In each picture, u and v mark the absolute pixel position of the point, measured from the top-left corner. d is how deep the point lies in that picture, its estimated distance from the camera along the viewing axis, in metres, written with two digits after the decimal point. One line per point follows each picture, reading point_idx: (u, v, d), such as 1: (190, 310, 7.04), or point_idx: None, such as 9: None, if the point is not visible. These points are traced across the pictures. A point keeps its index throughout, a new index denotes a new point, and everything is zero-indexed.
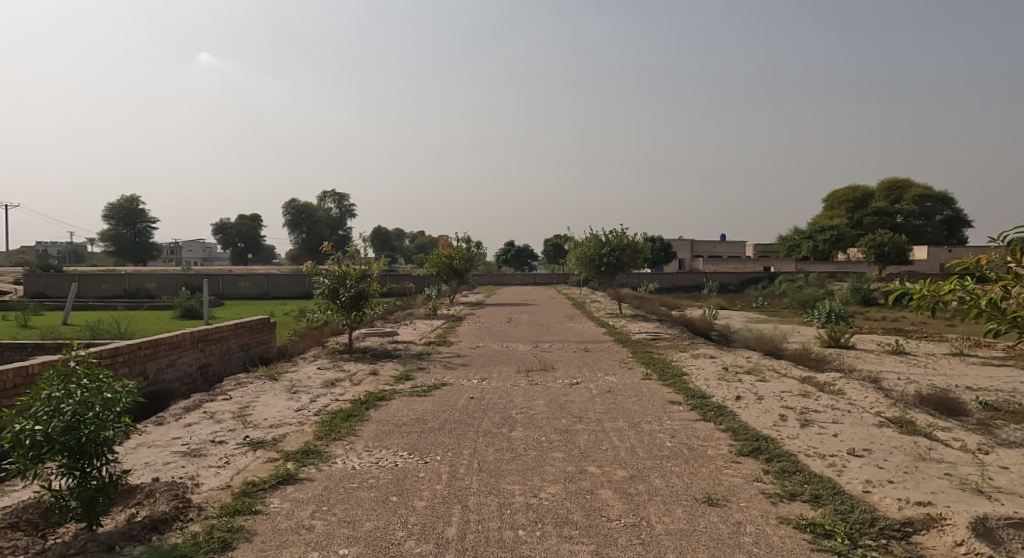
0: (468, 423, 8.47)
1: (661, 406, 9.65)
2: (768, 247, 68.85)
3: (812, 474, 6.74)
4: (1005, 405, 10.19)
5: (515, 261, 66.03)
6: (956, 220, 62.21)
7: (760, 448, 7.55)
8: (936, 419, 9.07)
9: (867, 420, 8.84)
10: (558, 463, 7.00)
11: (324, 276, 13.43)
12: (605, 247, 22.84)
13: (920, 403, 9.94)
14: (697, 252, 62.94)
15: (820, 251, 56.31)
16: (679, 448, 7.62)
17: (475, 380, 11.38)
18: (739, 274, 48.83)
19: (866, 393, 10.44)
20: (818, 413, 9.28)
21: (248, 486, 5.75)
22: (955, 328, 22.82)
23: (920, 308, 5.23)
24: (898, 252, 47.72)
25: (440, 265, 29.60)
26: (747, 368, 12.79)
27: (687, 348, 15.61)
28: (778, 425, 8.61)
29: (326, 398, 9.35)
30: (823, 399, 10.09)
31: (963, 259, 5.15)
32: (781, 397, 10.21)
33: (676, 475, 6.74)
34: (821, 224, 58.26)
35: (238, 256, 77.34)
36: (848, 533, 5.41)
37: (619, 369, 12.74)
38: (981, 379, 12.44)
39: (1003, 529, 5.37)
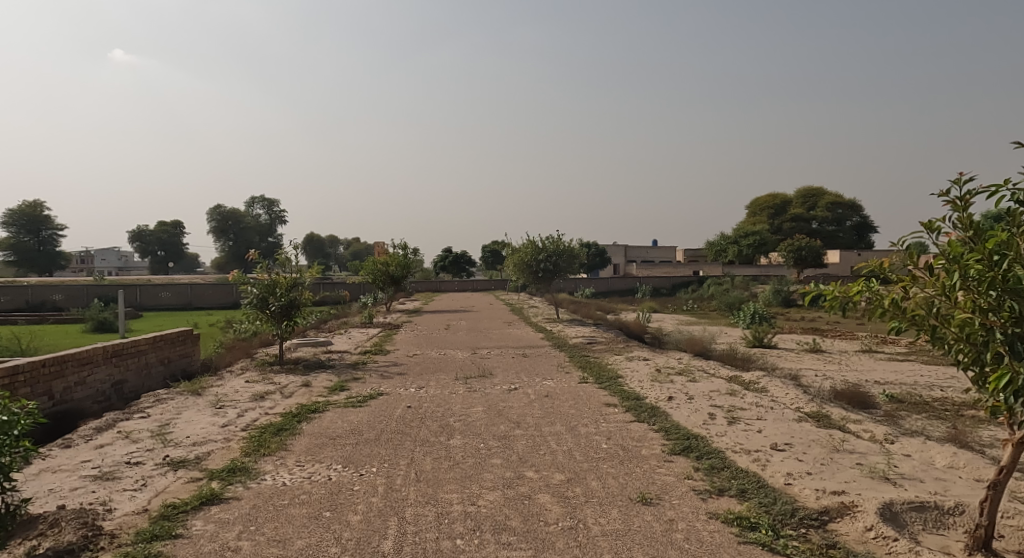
0: (406, 432, 8.38)
1: (596, 409, 9.83)
2: (698, 251, 71.31)
3: (739, 469, 7.02)
4: (908, 397, 10.92)
5: (455, 270, 65.52)
6: (865, 226, 65.92)
7: (691, 446, 7.80)
8: (849, 412, 9.62)
9: (788, 416, 9.29)
10: (497, 469, 7.02)
11: (252, 285, 13.00)
12: (542, 253, 23.05)
13: (835, 397, 10.52)
14: (631, 256, 64.40)
15: (744, 255, 58.70)
16: (615, 450, 7.79)
17: (413, 388, 11.27)
18: (671, 277, 50.25)
19: (787, 390, 10.97)
20: (744, 410, 9.68)
21: (167, 509, 5.50)
22: (866, 326, 24.23)
23: (836, 309, 5.64)
24: (815, 256, 50.09)
25: (376, 272, 29.15)
26: (678, 369, 13.19)
27: (621, 351, 15.95)
28: (708, 423, 8.92)
29: (255, 412, 9.05)
30: (747, 397, 10.53)
31: (872, 263, 5.55)
32: (710, 396, 10.59)
33: (611, 476, 6.88)
34: (745, 228, 60.73)
35: (157, 265, 73.66)
36: (771, 525, 5.67)
37: (557, 374, 12.90)
38: (889, 373, 13.28)
39: (906, 513, 5.77)
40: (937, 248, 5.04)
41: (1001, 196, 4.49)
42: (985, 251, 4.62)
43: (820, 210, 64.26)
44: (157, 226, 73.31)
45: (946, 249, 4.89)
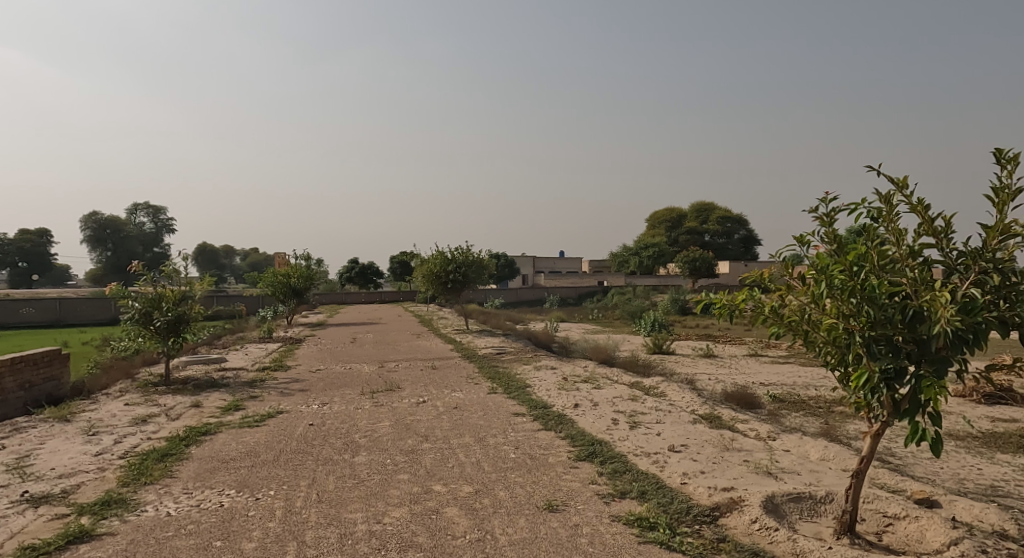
0: (307, 451, 8.06)
1: (505, 418, 9.87)
2: (602, 262, 73.55)
3: (639, 472, 7.26)
4: (789, 396, 11.75)
5: (359, 278, 63.48)
6: (751, 239, 70.46)
7: (595, 452, 7.98)
8: (738, 413, 10.20)
9: (685, 418, 9.73)
10: (403, 485, 6.88)
11: (134, 299, 12.12)
12: (451, 264, 22.96)
13: (726, 400, 11.13)
14: (538, 267, 65.34)
15: (645, 265, 61.17)
16: (522, 458, 7.85)
17: (315, 405, 10.87)
18: (577, 288, 51.56)
19: (683, 394, 11.49)
20: (645, 414, 10.03)
21: (25, 552, 4.99)
22: (753, 332, 25.82)
23: (727, 316, 6.03)
24: (708, 266, 52.93)
25: (276, 284, 27.96)
26: (584, 377, 13.50)
27: (530, 360, 16.15)
28: (611, 428, 9.18)
29: (135, 437, 8.41)
30: (647, 402, 10.93)
31: (756, 273, 5.96)
32: (614, 402, 10.90)
33: (519, 485, 6.91)
34: (646, 240, 63.31)
35: (20, 278, 67.15)
36: (668, 523, 5.89)
37: (465, 385, 12.84)
38: (773, 375, 14.22)
39: (786, 504, 6.18)
40: (808, 260, 5.48)
41: (858, 214, 4.96)
42: (847, 263, 5.08)
43: (711, 224, 67.93)
44: (21, 234, 66.66)
45: (815, 261, 5.33)
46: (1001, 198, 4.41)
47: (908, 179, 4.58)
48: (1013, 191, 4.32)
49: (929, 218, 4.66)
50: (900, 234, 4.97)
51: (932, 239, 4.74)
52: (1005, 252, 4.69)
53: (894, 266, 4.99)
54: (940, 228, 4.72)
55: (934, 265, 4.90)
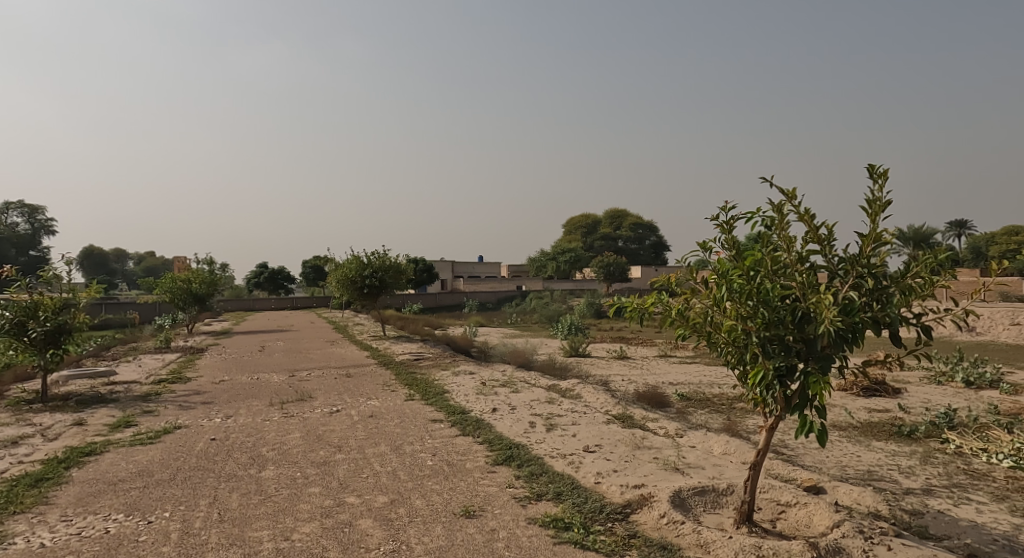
0: (208, 468, 7.59)
1: (422, 425, 9.70)
2: (520, 267, 74.23)
3: (556, 473, 7.30)
4: (696, 394, 12.22)
5: (269, 283, 60.94)
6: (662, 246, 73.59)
7: (513, 455, 7.96)
8: (649, 412, 10.49)
9: (599, 419, 9.91)
10: (313, 499, 6.60)
11: (6, 308, 11.05)
12: (367, 269, 22.42)
13: (637, 400, 11.42)
14: (457, 271, 65.04)
15: (562, 270, 62.23)
16: (439, 465, 7.71)
17: (218, 418, 10.28)
18: (496, 292, 51.80)
19: (598, 395, 11.71)
20: (561, 416, 10.13)
21: None
22: (663, 334, 26.75)
23: (638, 319, 6.19)
24: (621, 271, 54.61)
25: (175, 290, 26.33)
26: (503, 381, 13.50)
27: (448, 365, 15.98)
28: (528, 431, 9.20)
29: (6, 462, 7.63)
30: (564, 404, 11.05)
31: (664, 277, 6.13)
32: (531, 405, 10.95)
33: (435, 493, 6.78)
34: (562, 245, 64.43)
35: None
36: (582, 523, 5.94)
37: (381, 392, 12.53)
38: (682, 375, 14.78)
39: (692, 498, 6.39)
40: (711, 265, 5.69)
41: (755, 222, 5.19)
42: (745, 268, 5.31)
43: (625, 231, 70.26)
44: None
45: (716, 266, 5.55)
46: (875, 209, 4.74)
47: (797, 191, 4.84)
48: (885, 203, 4.65)
49: (815, 227, 4.94)
50: (791, 241, 5.26)
51: (817, 246, 5.03)
52: (879, 258, 5.05)
53: (785, 271, 5.26)
54: (824, 235, 5.02)
55: (819, 270, 5.20)
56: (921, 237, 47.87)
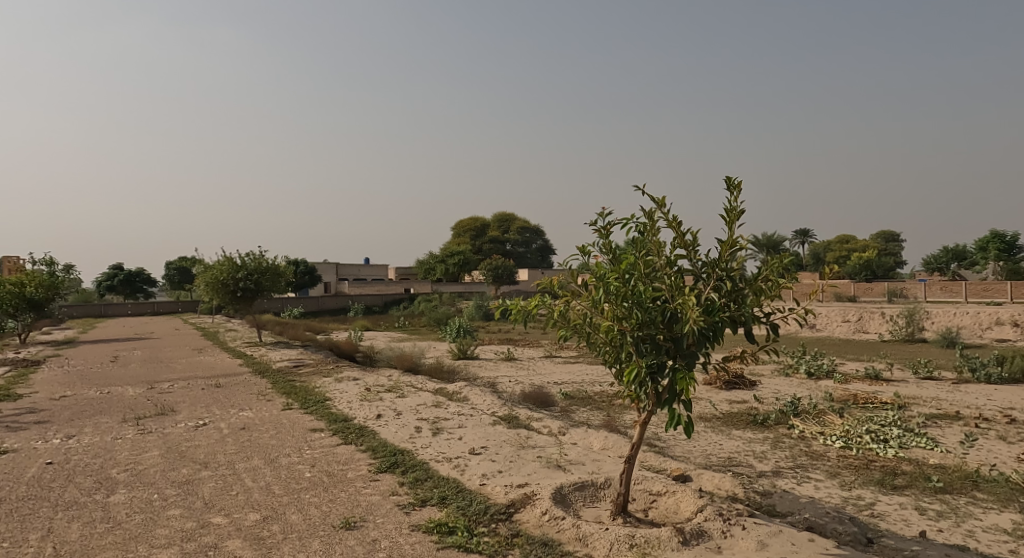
0: (43, 497, 6.90)
1: (300, 435, 9.38)
2: (408, 270, 73.38)
3: (440, 478, 7.33)
4: (578, 393, 12.70)
5: (127, 287, 56.31)
6: (546, 250, 75.75)
7: (397, 462, 7.89)
8: (533, 412, 10.77)
9: (485, 421, 10.04)
10: (174, 522, 6.20)
11: None
12: (241, 271, 21.25)
13: (523, 401, 11.68)
14: (341, 274, 63.13)
15: (450, 273, 62.01)
16: (318, 477, 7.50)
17: (59, 439, 9.34)
18: (383, 295, 50.84)
19: (484, 397, 11.86)
20: (447, 420, 10.17)
21: None
22: (547, 336, 27.55)
23: (522, 320, 6.35)
24: (508, 274, 55.18)
25: (5, 295, 23.54)
26: (388, 386, 13.31)
27: (330, 372, 15.50)
28: (414, 437, 9.16)
29: None
30: (451, 407, 11.08)
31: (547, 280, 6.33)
32: (417, 410, 10.89)
33: (313, 506, 6.60)
34: (451, 248, 64.25)
35: None
36: (466, 526, 6.01)
37: (255, 402, 11.93)
38: (565, 374, 15.30)
39: (572, 493, 6.66)
40: (589, 268, 5.97)
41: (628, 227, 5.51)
42: (621, 271, 5.62)
43: (512, 234, 71.56)
44: None
45: (594, 269, 5.83)
46: (731, 217, 5.19)
47: (666, 200, 5.20)
48: (740, 212, 5.10)
49: (681, 233, 5.33)
50: (661, 246, 5.62)
51: (684, 250, 5.43)
52: (736, 261, 5.53)
53: (655, 274, 5.63)
54: (689, 241, 5.43)
55: (685, 273, 5.60)
56: (772, 244, 52.83)
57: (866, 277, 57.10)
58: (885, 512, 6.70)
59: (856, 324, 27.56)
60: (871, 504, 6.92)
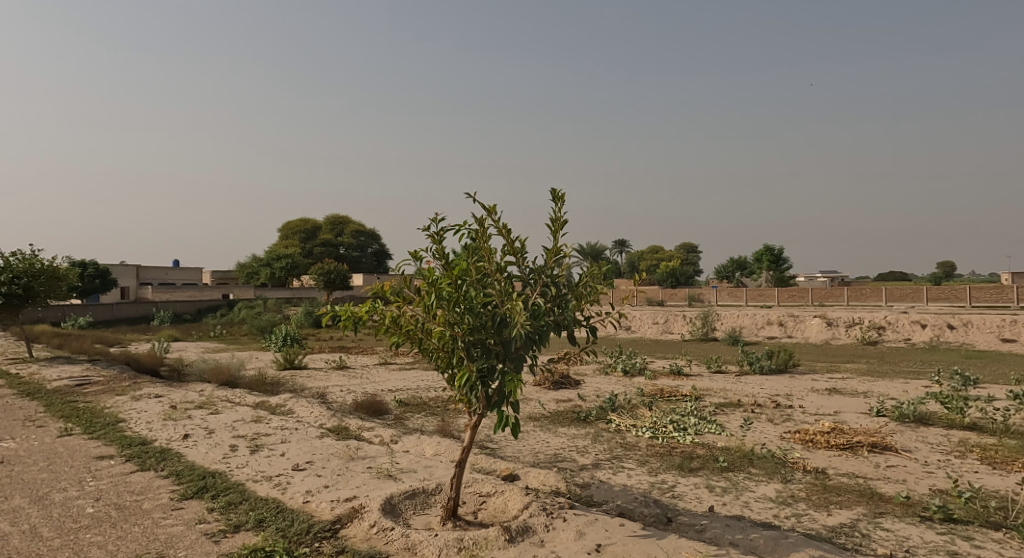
0: None
1: (84, 465, 8.23)
2: (227, 274, 67.93)
3: (257, 499, 6.84)
4: (412, 399, 12.56)
5: None
6: (382, 253, 74.23)
7: (206, 486, 7.23)
8: (364, 421, 10.47)
9: (311, 434, 9.56)
10: None
11: None
12: (6, 275, 18.18)
13: (354, 410, 11.30)
14: (144, 278, 56.63)
15: (276, 277, 58.37)
16: (106, 511, 6.64)
17: None
18: (196, 301, 46.55)
19: (311, 409, 11.30)
20: (268, 435, 9.53)
21: None
22: (380, 342, 27.00)
23: (352, 328, 6.13)
24: (341, 278, 52.76)
25: None
26: (198, 403, 12.17)
27: (127, 389, 13.82)
28: (228, 456, 8.46)
29: None
30: (273, 422, 10.41)
31: (377, 285, 6.17)
32: (233, 427, 10.08)
33: (96, 547, 5.81)
34: (277, 250, 60.46)
35: None
36: (286, 548, 5.66)
37: (24, 430, 10.25)
38: (398, 381, 15.08)
39: (403, 502, 6.55)
40: (421, 274, 5.93)
41: (461, 233, 5.55)
42: (453, 276, 5.65)
43: (347, 237, 68.98)
44: None
45: (426, 275, 5.81)
46: (556, 226, 5.44)
47: (497, 207, 5.32)
48: (564, 222, 5.36)
49: (511, 240, 5.48)
50: (491, 252, 5.74)
51: (513, 257, 5.60)
52: (560, 268, 5.79)
53: (486, 280, 5.74)
54: (519, 248, 5.60)
55: (514, 279, 5.77)
56: (593, 254, 56.52)
57: (670, 284, 63.37)
58: (682, 493, 7.42)
59: (664, 326, 30.39)
60: (672, 486, 7.63)
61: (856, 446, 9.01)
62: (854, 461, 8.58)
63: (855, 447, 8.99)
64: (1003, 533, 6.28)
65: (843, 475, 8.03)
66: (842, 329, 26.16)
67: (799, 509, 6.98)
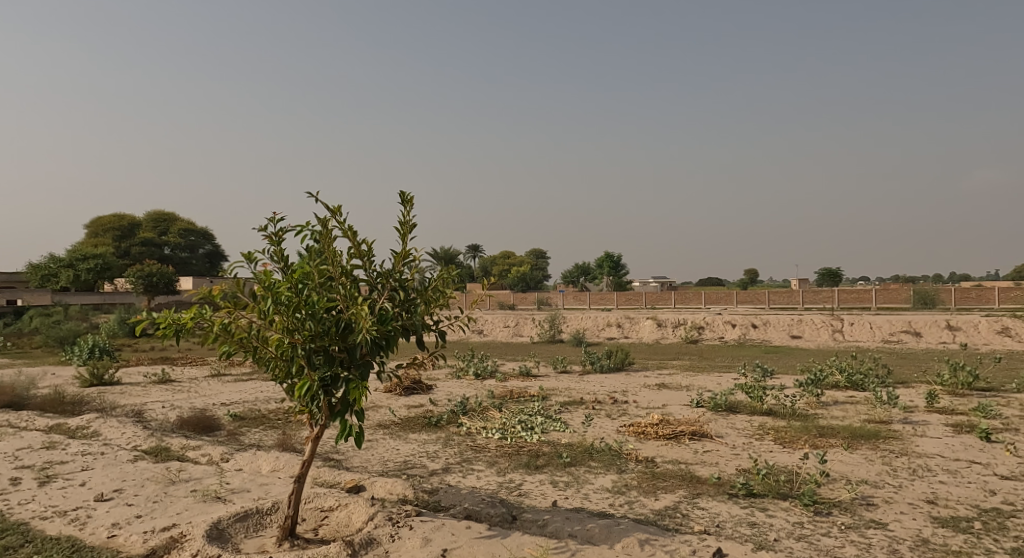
0: None
1: None
2: (19, 277, 58.93)
3: (47, 539, 5.93)
4: (248, 413, 11.67)
5: None
6: (215, 255, 68.81)
7: None
8: (189, 440, 9.52)
9: (121, 458, 8.50)
10: None
11: None
12: None
13: (178, 428, 10.25)
14: None
15: (83, 280, 51.67)
16: None
17: None
18: None
19: (123, 430, 10.07)
20: (65, 463, 8.33)
21: None
22: (210, 352, 24.83)
23: (173, 337, 5.51)
24: (166, 281, 48.03)
25: None
26: None
27: None
28: (10, 492, 7.26)
29: None
30: (72, 447, 9.12)
31: (203, 290, 5.58)
32: (19, 457, 8.69)
33: None
34: (85, 250, 53.55)
35: None
36: None
37: None
38: (233, 394, 13.95)
39: (232, 526, 6.01)
40: (257, 278, 5.48)
41: (302, 234, 5.21)
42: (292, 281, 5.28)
43: (173, 237, 63.08)
44: None
45: (262, 279, 5.38)
46: (405, 230, 5.29)
47: (341, 208, 5.05)
48: (413, 225, 5.23)
49: (357, 242, 5.24)
50: (335, 255, 5.44)
51: (360, 260, 5.36)
52: (408, 272, 5.63)
53: (330, 284, 5.43)
54: (365, 251, 5.37)
55: (360, 283, 5.51)
56: (446, 258, 56.81)
57: (519, 290, 65.32)
58: (528, 490, 7.58)
59: (514, 329, 31.15)
60: (518, 485, 7.77)
61: (680, 435, 9.77)
62: (677, 448, 9.29)
63: (679, 436, 9.75)
64: (789, 502, 7.10)
65: (668, 462, 8.65)
66: (670, 329, 28.49)
67: (631, 496, 7.40)
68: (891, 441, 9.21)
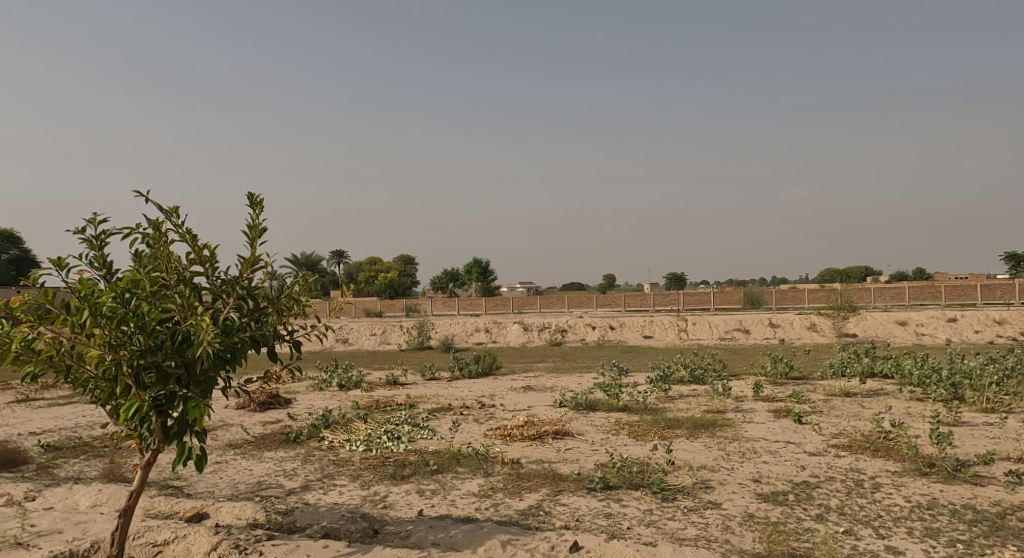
0: None
1: None
2: None
3: None
4: (65, 441, 10.44)
5: None
6: (22, 258, 60.74)
7: None
8: None
9: None
10: None
11: None
12: None
13: None
14: None
15: None
16: None
17: None
18: None
19: None
20: None
21: None
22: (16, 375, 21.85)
23: None
24: None
25: None
26: None
27: None
28: None
29: None
30: None
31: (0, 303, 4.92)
32: None
33: None
34: None
35: None
36: None
37: None
38: (46, 421, 12.40)
39: None
40: (72, 288, 4.94)
41: (130, 237, 4.79)
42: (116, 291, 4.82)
43: None
44: None
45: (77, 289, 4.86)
46: (254, 234, 5.02)
47: (177, 209, 4.70)
48: (262, 228, 4.98)
49: (197, 246, 4.90)
50: (170, 260, 5.05)
51: (201, 267, 5.01)
52: (256, 279, 5.34)
53: (164, 292, 5.03)
54: (206, 256, 5.03)
55: (202, 292, 5.15)
56: (307, 264, 54.66)
57: (386, 297, 64.10)
58: (393, 502, 7.49)
59: (381, 336, 30.53)
60: (383, 497, 7.64)
61: (543, 435, 10.12)
62: (541, 448, 9.61)
63: (543, 436, 10.09)
64: (641, 491, 7.60)
65: (532, 462, 8.93)
66: (535, 333, 29.38)
67: (497, 499, 7.55)
68: (727, 428, 10.14)
